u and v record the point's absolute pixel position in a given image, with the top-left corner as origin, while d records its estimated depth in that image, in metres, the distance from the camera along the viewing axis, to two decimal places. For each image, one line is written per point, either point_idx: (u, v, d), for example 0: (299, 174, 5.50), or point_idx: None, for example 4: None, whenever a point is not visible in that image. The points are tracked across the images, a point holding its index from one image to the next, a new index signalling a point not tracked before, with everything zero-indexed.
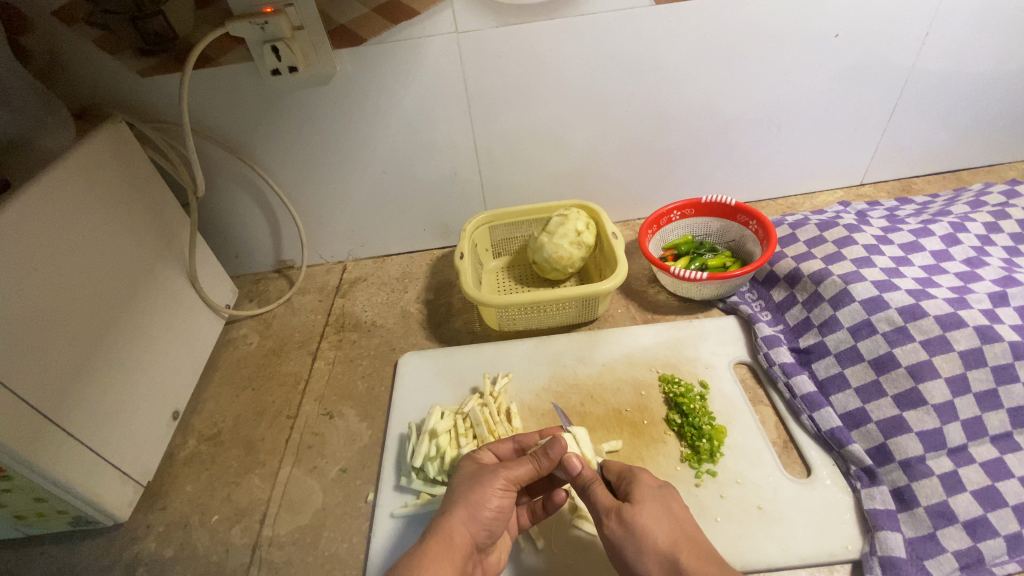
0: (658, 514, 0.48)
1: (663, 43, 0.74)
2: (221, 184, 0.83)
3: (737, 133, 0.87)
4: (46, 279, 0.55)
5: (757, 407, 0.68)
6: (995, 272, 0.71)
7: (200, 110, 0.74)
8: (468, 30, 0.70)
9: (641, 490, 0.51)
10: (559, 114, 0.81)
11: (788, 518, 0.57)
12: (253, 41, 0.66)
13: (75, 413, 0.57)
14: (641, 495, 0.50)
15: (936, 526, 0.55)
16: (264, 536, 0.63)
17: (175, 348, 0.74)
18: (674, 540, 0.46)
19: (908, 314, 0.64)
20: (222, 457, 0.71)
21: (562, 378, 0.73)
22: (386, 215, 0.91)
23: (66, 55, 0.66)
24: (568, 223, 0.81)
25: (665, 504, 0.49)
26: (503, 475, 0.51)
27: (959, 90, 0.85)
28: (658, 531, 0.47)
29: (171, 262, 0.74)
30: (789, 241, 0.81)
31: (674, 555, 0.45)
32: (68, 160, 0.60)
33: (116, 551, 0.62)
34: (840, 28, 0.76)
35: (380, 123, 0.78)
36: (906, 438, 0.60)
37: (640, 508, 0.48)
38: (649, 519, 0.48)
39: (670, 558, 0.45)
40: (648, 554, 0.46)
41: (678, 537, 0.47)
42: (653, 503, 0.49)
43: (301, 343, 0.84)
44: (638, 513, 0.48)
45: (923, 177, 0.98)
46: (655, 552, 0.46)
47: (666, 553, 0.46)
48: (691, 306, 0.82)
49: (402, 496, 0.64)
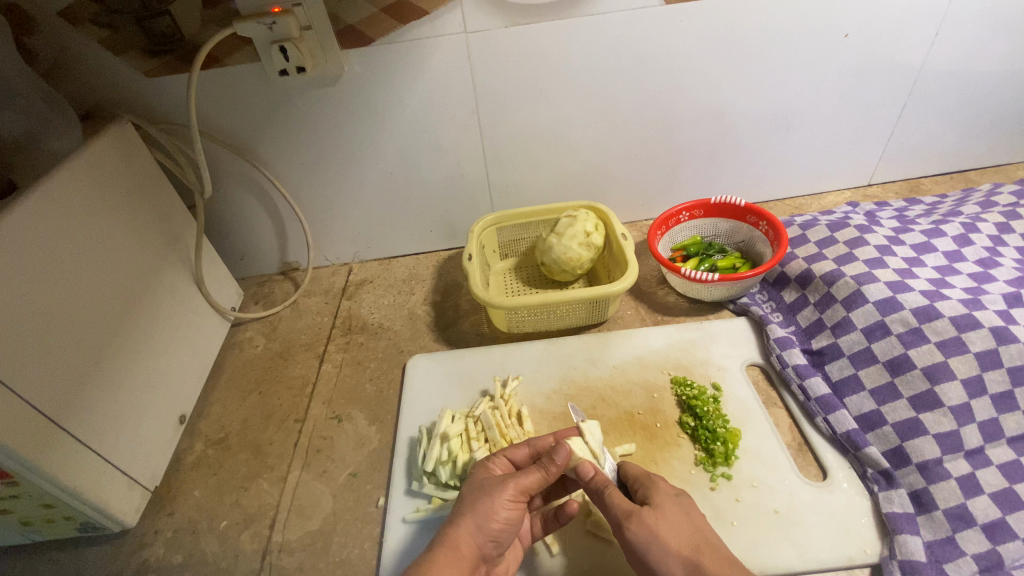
0: (680, 519, 0.48)
1: (671, 43, 0.74)
2: (227, 186, 0.83)
3: (745, 134, 0.86)
4: (53, 282, 0.55)
5: (770, 410, 0.68)
6: (1008, 272, 0.70)
7: (207, 111, 0.73)
8: (477, 30, 0.69)
9: (659, 495, 0.50)
10: (567, 115, 0.80)
11: (806, 522, 0.57)
12: (261, 40, 0.65)
13: (83, 419, 0.56)
14: (660, 500, 0.50)
15: (954, 529, 0.55)
16: (274, 542, 0.62)
17: (182, 352, 0.73)
18: (695, 544, 0.46)
19: (922, 316, 0.64)
20: (229, 462, 0.70)
21: (572, 381, 0.72)
22: (393, 217, 0.90)
23: (73, 57, 0.66)
24: (577, 225, 0.80)
25: (684, 510, 0.49)
26: (512, 485, 0.50)
27: (968, 90, 0.85)
28: (680, 535, 0.46)
29: (177, 265, 0.73)
30: (800, 242, 0.80)
31: (697, 558, 0.45)
32: (75, 161, 0.59)
33: (123, 557, 0.62)
34: (850, 28, 0.75)
35: (388, 124, 0.78)
36: (922, 441, 0.59)
37: (660, 513, 0.48)
38: (669, 523, 0.47)
39: (693, 561, 0.45)
40: (671, 558, 0.45)
41: (699, 541, 0.46)
42: (674, 508, 0.49)
43: (308, 346, 0.84)
44: (658, 518, 0.48)
45: (931, 177, 0.98)
46: (679, 555, 0.45)
47: (689, 556, 0.45)
48: (701, 307, 0.82)
49: (413, 501, 0.63)
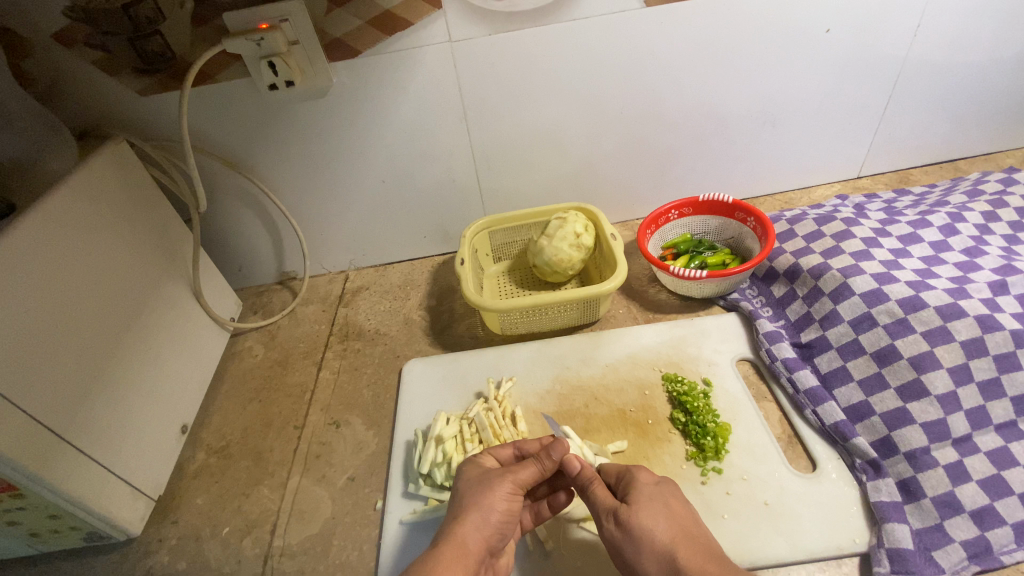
0: (656, 512, 0.49)
1: (655, 44, 0.75)
2: (222, 198, 0.84)
3: (733, 131, 0.87)
4: (54, 298, 0.56)
5: (761, 403, 0.69)
6: (994, 261, 0.71)
7: (199, 127, 0.75)
8: (461, 39, 0.71)
9: (637, 491, 0.51)
10: (555, 118, 0.81)
11: (796, 513, 0.58)
12: (250, 57, 0.66)
13: (86, 431, 0.57)
14: (638, 495, 0.50)
15: (942, 517, 0.55)
16: (276, 546, 0.63)
17: (182, 363, 0.75)
18: (672, 537, 0.47)
19: (908, 306, 0.65)
20: (231, 469, 0.71)
21: (565, 380, 0.73)
22: (387, 224, 0.92)
23: (67, 79, 0.68)
24: (567, 226, 0.81)
25: (662, 503, 0.50)
26: (510, 478, 0.52)
27: (953, 80, 0.85)
28: (656, 531, 0.47)
29: (175, 277, 0.75)
30: (788, 236, 0.81)
31: (672, 553, 0.46)
32: (71, 180, 0.61)
33: (129, 564, 0.63)
34: (831, 24, 0.76)
35: (378, 134, 0.79)
36: (910, 430, 0.60)
37: (636, 508, 0.49)
38: (645, 517, 0.48)
39: (669, 557, 0.46)
40: (647, 555, 0.47)
41: (677, 535, 0.47)
42: (651, 502, 0.50)
43: (306, 353, 0.85)
44: (634, 514, 0.49)
45: (920, 168, 0.98)
46: (654, 551, 0.46)
47: (664, 552, 0.46)
48: (692, 304, 0.83)
49: (410, 503, 0.64)
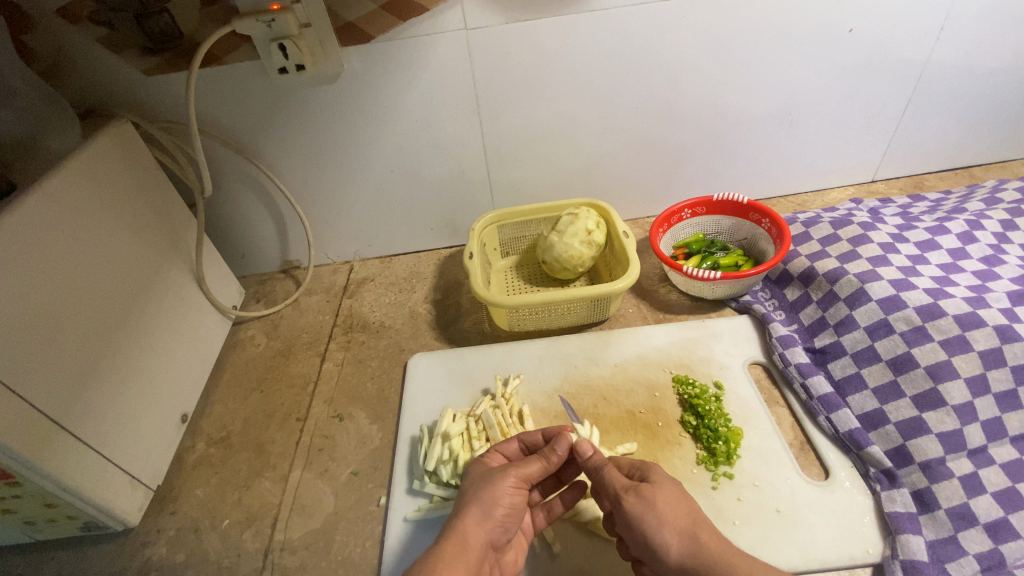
0: (676, 495, 0.48)
1: (671, 38, 0.73)
2: (227, 184, 0.82)
3: (748, 130, 0.86)
4: (52, 279, 0.54)
5: (772, 408, 0.68)
6: (1012, 270, 0.70)
7: (204, 109, 0.73)
8: (477, 26, 0.69)
9: (658, 474, 0.50)
10: (568, 112, 0.80)
11: (807, 522, 0.57)
12: (260, 39, 0.64)
13: (85, 417, 0.56)
14: (659, 478, 0.50)
15: (956, 529, 0.54)
16: (276, 540, 0.62)
17: (183, 349, 0.73)
18: (692, 519, 0.47)
19: (926, 314, 0.64)
20: (232, 460, 0.70)
21: (573, 379, 0.72)
22: (394, 215, 0.90)
23: (70, 55, 0.66)
24: (578, 222, 0.80)
25: (681, 489, 0.50)
26: (514, 472, 0.51)
27: (974, 85, 0.84)
28: (678, 511, 0.47)
29: (176, 263, 0.73)
30: (803, 239, 0.80)
31: (694, 532, 0.46)
32: (74, 160, 0.59)
33: (126, 556, 0.62)
34: (854, 23, 0.75)
35: (388, 122, 0.77)
36: (926, 440, 0.59)
37: (659, 488, 0.48)
38: (668, 497, 0.48)
39: (691, 535, 0.45)
40: (667, 529, 0.46)
41: (695, 518, 0.47)
42: (670, 486, 0.49)
43: (309, 344, 0.84)
44: (656, 491, 0.48)
45: (936, 173, 0.97)
46: (676, 526, 0.46)
47: (688, 530, 0.46)
48: (703, 305, 0.81)
49: (415, 500, 0.63)
